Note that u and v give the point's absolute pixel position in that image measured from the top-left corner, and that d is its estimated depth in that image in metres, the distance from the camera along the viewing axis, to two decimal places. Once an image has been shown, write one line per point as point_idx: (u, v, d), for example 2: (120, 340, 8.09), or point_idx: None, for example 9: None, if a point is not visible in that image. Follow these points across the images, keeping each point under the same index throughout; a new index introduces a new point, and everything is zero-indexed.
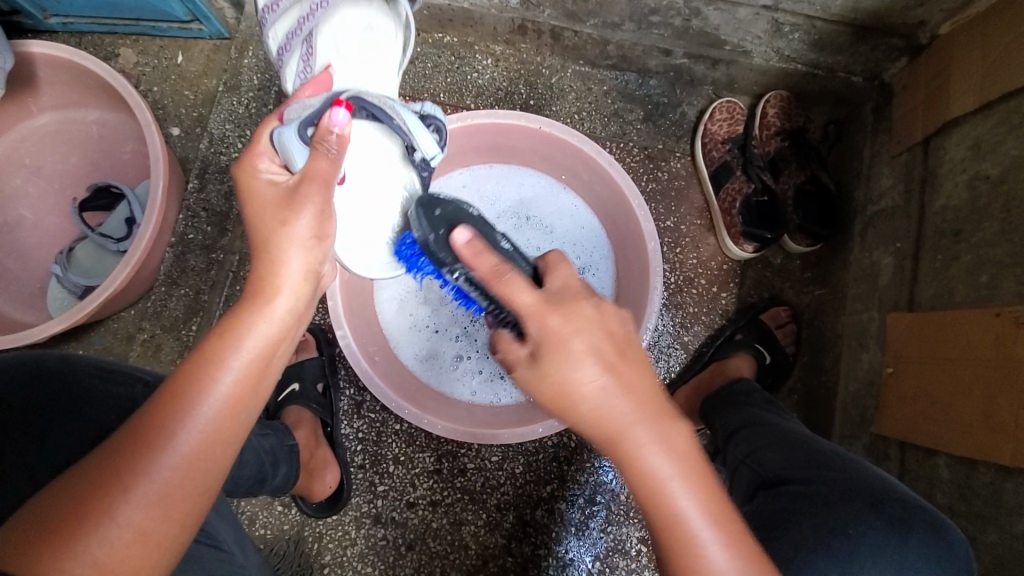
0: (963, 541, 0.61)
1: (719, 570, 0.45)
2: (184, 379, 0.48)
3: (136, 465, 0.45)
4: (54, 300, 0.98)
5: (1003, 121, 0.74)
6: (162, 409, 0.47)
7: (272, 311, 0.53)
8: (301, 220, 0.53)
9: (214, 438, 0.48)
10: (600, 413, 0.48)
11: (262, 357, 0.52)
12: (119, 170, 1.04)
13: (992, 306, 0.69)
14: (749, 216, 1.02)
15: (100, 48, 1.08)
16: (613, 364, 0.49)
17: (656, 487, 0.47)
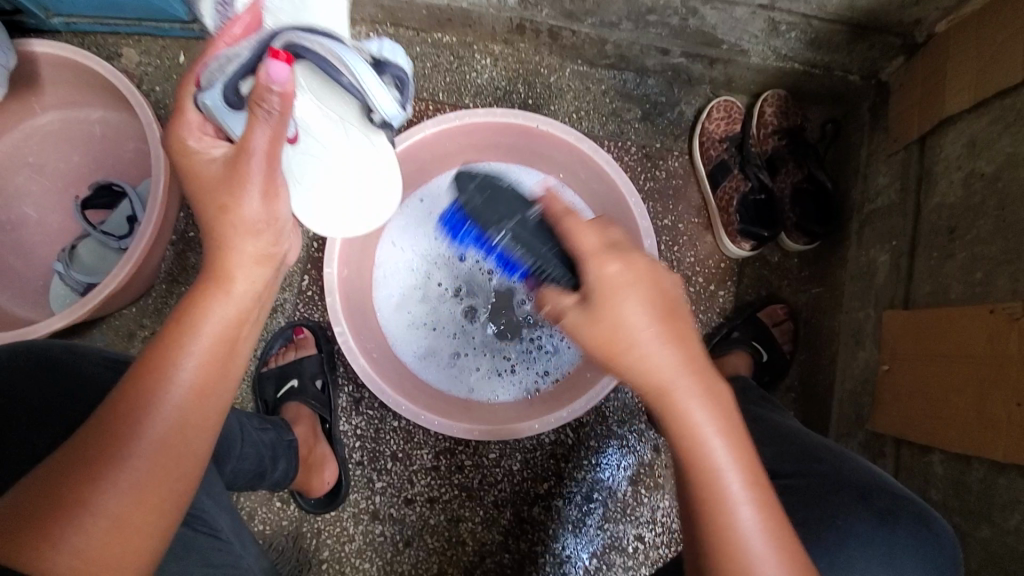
0: (949, 532, 0.62)
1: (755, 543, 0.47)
2: (146, 367, 0.50)
3: (106, 454, 0.46)
4: (57, 296, 0.99)
5: (999, 117, 0.74)
6: (125, 397, 0.49)
7: (229, 295, 0.56)
8: (248, 192, 0.55)
9: (185, 422, 0.50)
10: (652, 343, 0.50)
11: (223, 340, 0.54)
12: (121, 168, 1.05)
13: (987, 303, 0.69)
14: (747, 215, 1.02)
15: (102, 48, 1.09)
16: (658, 321, 0.51)
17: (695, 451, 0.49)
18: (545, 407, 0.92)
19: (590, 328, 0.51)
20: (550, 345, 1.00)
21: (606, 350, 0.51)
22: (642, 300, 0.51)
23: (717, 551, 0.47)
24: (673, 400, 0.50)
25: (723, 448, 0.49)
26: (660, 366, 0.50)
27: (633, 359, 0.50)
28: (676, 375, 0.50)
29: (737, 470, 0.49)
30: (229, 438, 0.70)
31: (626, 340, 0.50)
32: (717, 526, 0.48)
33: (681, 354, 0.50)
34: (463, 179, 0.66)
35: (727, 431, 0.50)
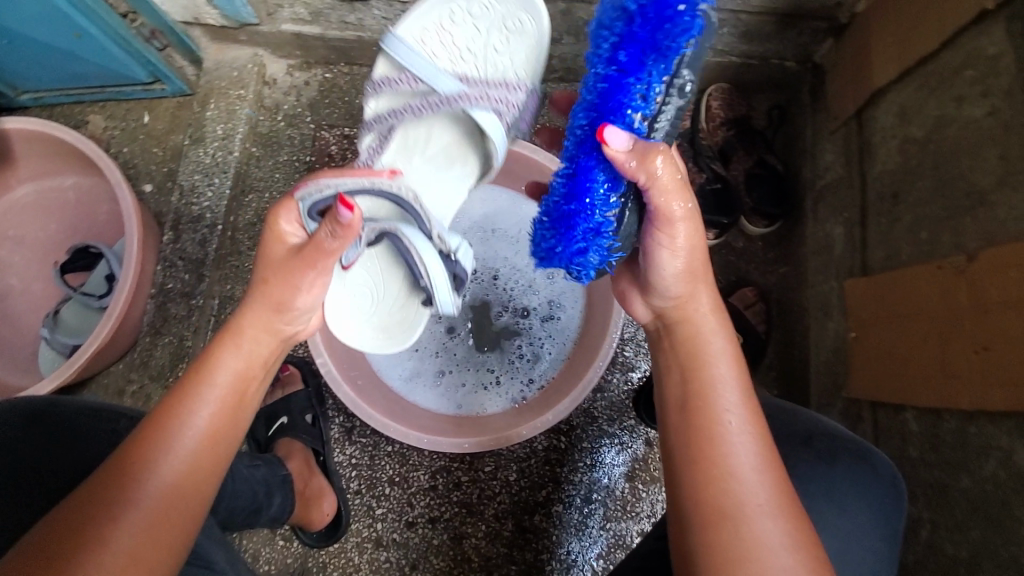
0: (888, 465, 0.65)
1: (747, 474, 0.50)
2: (164, 413, 0.55)
3: (120, 495, 0.49)
4: (43, 362, 1.00)
5: (923, 84, 0.78)
6: (142, 441, 0.52)
7: (239, 349, 0.61)
8: (306, 277, 0.62)
9: (197, 465, 0.54)
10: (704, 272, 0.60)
11: (236, 390, 0.59)
12: (97, 230, 1.08)
13: (935, 259, 0.72)
14: (705, 205, 1.04)
15: (70, 118, 1.13)
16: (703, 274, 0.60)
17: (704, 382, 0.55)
18: (533, 414, 0.94)
19: (689, 230, 0.57)
20: (531, 353, 1.02)
21: (683, 261, 0.58)
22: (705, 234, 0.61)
23: (705, 489, 0.50)
24: (708, 326, 0.59)
25: (736, 388, 0.55)
26: (703, 297, 0.60)
27: (697, 279, 0.59)
28: (714, 307, 0.60)
29: (743, 409, 0.53)
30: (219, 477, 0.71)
31: (694, 261, 0.58)
32: (711, 457, 0.51)
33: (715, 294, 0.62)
34: (701, 34, 0.52)
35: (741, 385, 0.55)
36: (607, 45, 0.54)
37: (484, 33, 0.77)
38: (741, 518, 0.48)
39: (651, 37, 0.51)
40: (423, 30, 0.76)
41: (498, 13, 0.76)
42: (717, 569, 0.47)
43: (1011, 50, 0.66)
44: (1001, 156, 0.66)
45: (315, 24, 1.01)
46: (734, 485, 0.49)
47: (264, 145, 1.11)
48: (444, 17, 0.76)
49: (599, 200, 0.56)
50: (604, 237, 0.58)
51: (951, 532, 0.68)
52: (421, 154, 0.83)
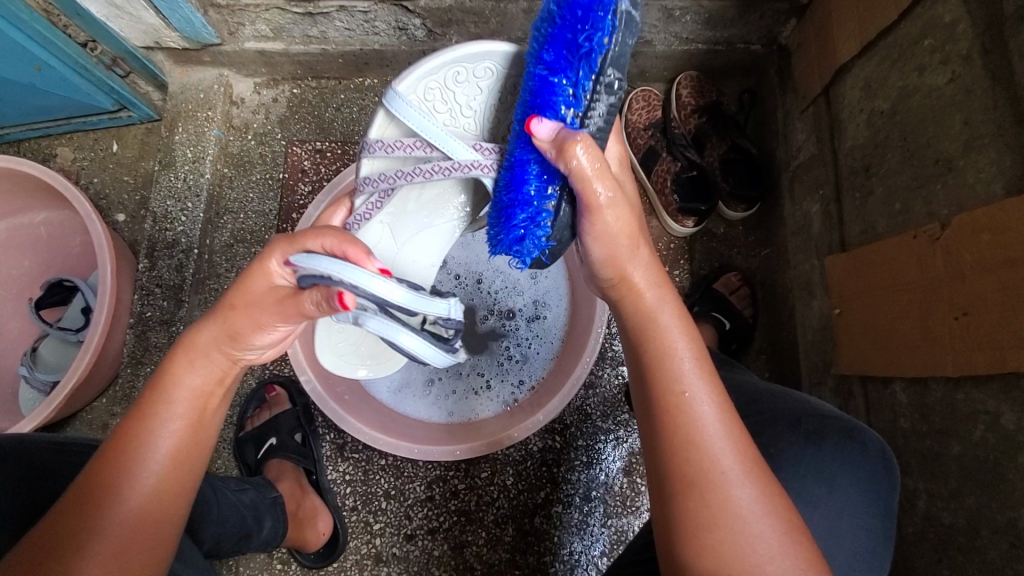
0: (878, 440, 0.65)
1: (709, 449, 0.50)
2: (121, 438, 0.53)
3: (88, 521, 0.48)
4: (25, 401, 0.99)
5: (885, 57, 0.78)
6: (102, 467, 0.51)
7: (195, 368, 0.57)
8: (275, 320, 0.58)
9: (164, 487, 0.53)
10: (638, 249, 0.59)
11: (196, 411, 0.57)
12: (72, 263, 1.06)
13: (910, 229, 0.72)
14: (683, 193, 1.05)
15: (37, 152, 1.11)
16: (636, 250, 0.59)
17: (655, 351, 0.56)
18: (525, 414, 0.93)
19: (617, 217, 0.57)
20: (519, 354, 1.01)
21: (610, 244, 0.58)
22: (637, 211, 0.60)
23: (676, 459, 0.51)
24: (647, 300, 0.58)
25: (688, 354, 0.55)
26: (639, 272, 0.59)
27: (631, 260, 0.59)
28: (654, 281, 0.59)
29: (698, 377, 0.54)
30: (206, 504, 0.70)
31: (625, 240, 0.58)
32: (676, 427, 0.51)
33: (654, 269, 0.60)
34: (626, 32, 0.53)
35: (698, 360, 0.55)
36: (537, 47, 0.57)
37: (485, 95, 0.75)
38: (709, 486, 0.49)
39: (574, 33, 0.54)
40: (425, 90, 0.73)
41: (500, 74, 0.73)
42: (693, 538, 0.48)
43: (967, 16, 0.66)
44: (965, 121, 0.66)
45: (278, 39, 1.00)
46: (695, 453, 0.50)
47: (236, 165, 1.10)
48: (448, 78, 0.73)
49: (534, 192, 0.58)
50: (543, 228, 0.59)
51: (947, 502, 0.68)
52: (417, 202, 0.77)
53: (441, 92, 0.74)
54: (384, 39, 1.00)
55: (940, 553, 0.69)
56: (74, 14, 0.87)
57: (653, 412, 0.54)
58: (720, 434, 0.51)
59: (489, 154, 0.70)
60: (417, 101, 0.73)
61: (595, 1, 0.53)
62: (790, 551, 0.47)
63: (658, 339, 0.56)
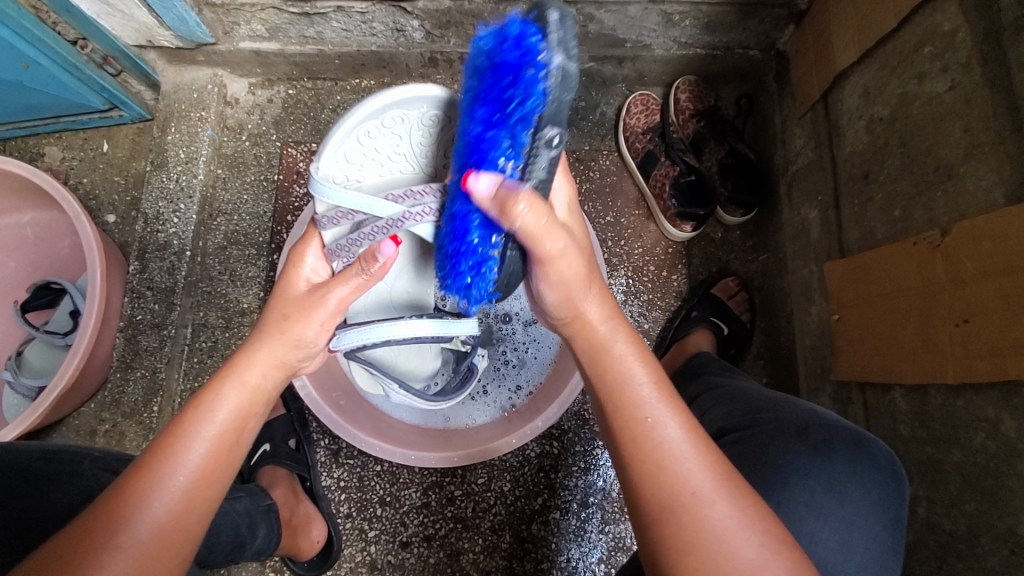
0: (884, 449, 0.65)
1: (687, 475, 0.49)
2: (153, 455, 0.51)
3: (109, 539, 0.46)
4: (8, 406, 0.96)
5: (884, 64, 0.78)
6: (130, 484, 0.49)
7: (242, 383, 0.57)
8: (319, 315, 0.62)
9: (188, 507, 0.51)
10: (589, 282, 0.58)
11: (233, 430, 0.55)
12: (59, 265, 1.04)
13: (910, 236, 0.72)
14: (682, 197, 1.05)
15: (25, 151, 1.09)
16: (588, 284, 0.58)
17: (616, 378, 0.55)
18: (524, 420, 0.93)
19: (569, 264, 0.56)
20: (516, 359, 1.00)
21: (563, 287, 0.57)
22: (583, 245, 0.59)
23: (650, 486, 0.50)
24: (600, 332, 0.58)
25: (645, 377, 0.55)
26: (592, 304, 0.58)
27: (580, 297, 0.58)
28: (605, 312, 0.59)
29: (661, 401, 0.53)
30: None
31: (576, 281, 0.57)
32: (647, 455, 0.51)
33: (604, 298, 0.60)
34: (561, 89, 0.49)
35: (658, 385, 0.55)
36: (472, 104, 0.56)
37: (406, 136, 0.71)
38: (682, 510, 0.48)
39: (505, 92, 0.52)
40: (341, 158, 0.69)
41: (412, 115, 0.70)
42: (677, 560, 0.47)
43: (966, 25, 0.66)
44: (965, 129, 0.66)
45: (274, 39, 0.99)
46: (666, 478, 0.49)
47: (229, 166, 1.08)
48: (359, 137, 0.69)
49: (476, 242, 0.57)
50: (487, 275, 0.60)
51: (947, 509, 0.68)
52: None
53: (360, 152, 0.70)
54: (381, 40, 0.99)
55: (940, 560, 0.69)
56: (64, 11, 0.85)
57: (620, 441, 0.53)
58: (690, 456, 0.50)
59: (423, 199, 0.65)
60: (338, 169, 0.70)
61: (525, 61, 0.50)
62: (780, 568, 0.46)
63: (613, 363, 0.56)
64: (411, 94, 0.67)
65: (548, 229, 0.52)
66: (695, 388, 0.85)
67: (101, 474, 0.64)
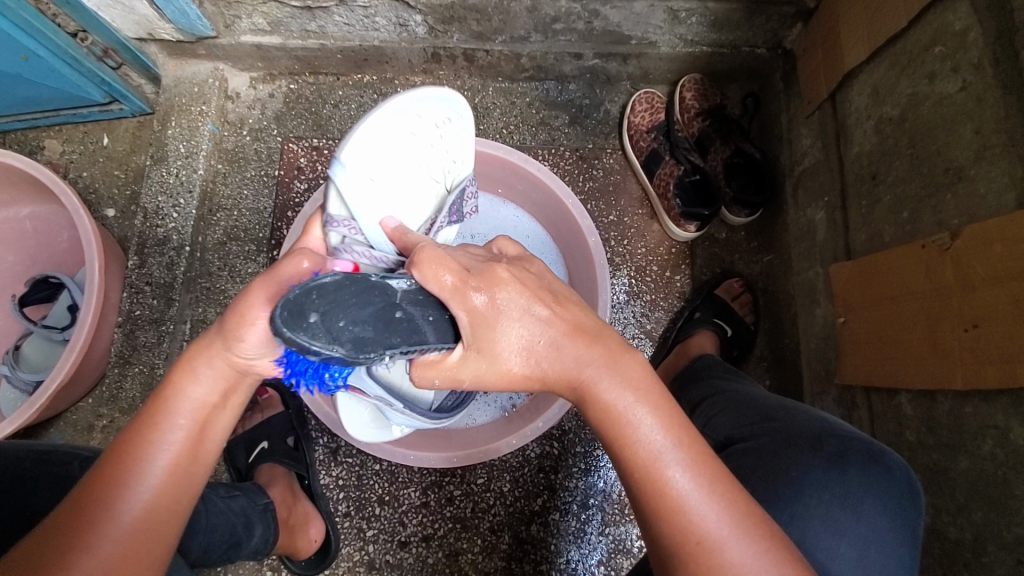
0: (904, 466, 0.64)
1: (700, 520, 0.46)
2: (119, 453, 0.50)
3: (79, 542, 0.46)
4: (5, 401, 0.96)
5: (894, 63, 0.77)
6: (98, 486, 0.49)
7: (196, 377, 0.53)
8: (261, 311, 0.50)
9: (158, 508, 0.50)
10: (573, 353, 0.52)
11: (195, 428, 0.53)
12: (58, 259, 1.03)
13: (918, 239, 0.71)
14: (686, 198, 1.04)
15: (24, 144, 1.08)
16: (555, 348, 0.52)
17: (617, 417, 0.50)
18: (524, 421, 0.92)
19: (515, 352, 0.52)
20: None
21: (528, 375, 0.53)
22: (555, 330, 0.52)
23: (666, 530, 0.47)
24: (585, 381, 0.51)
25: (644, 409, 0.50)
26: (578, 356, 0.52)
27: (568, 367, 0.52)
28: (602, 360, 0.52)
29: (669, 437, 0.49)
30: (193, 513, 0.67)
31: (535, 364, 0.53)
32: (657, 495, 0.48)
33: (593, 347, 0.52)
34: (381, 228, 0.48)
35: (659, 415, 0.50)
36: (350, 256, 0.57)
37: (417, 139, 0.72)
38: (702, 557, 0.46)
39: None
40: (363, 145, 0.66)
41: (426, 114, 0.72)
42: None
43: (978, 25, 0.65)
44: (976, 131, 0.65)
45: (275, 33, 0.98)
46: (674, 524, 0.47)
47: (230, 161, 1.07)
48: (380, 128, 0.67)
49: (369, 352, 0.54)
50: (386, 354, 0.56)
51: (953, 516, 0.67)
52: None
53: (377, 145, 0.68)
54: (384, 35, 0.98)
55: (945, 567, 0.68)
56: (62, 3, 0.84)
57: (628, 480, 0.50)
58: (701, 498, 0.47)
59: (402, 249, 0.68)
60: (357, 159, 0.66)
61: None
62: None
63: (604, 400, 0.51)
64: (428, 93, 0.71)
65: (472, 365, 0.52)
66: (698, 391, 0.84)
67: None
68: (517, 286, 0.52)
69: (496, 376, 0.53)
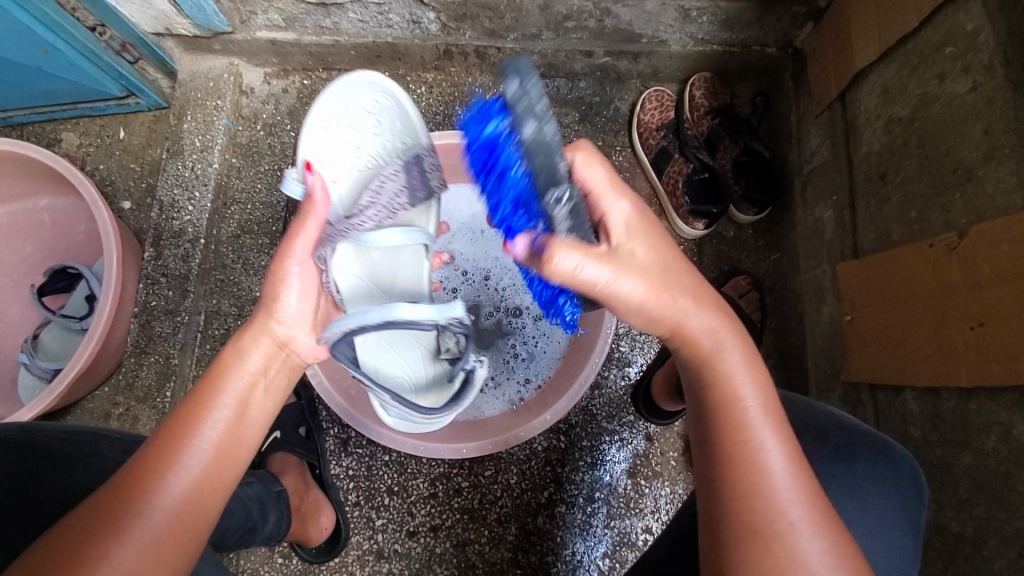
0: (908, 459, 0.65)
1: (781, 488, 0.49)
2: (162, 439, 0.52)
3: (130, 507, 0.48)
4: (24, 388, 0.97)
5: (905, 63, 0.77)
6: (139, 469, 0.50)
7: (243, 364, 0.57)
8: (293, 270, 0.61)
9: (205, 481, 0.51)
10: (690, 293, 0.55)
11: (242, 406, 0.56)
12: (75, 250, 1.05)
13: (925, 238, 0.72)
14: (695, 195, 1.05)
15: (41, 137, 1.10)
16: (672, 292, 0.55)
17: (721, 384, 0.54)
18: (532, 414, 0.93)
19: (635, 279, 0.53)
20: (526, 352, 1.01)
21: (643, 312, 0.55)
22: (678, 271, 0.55)
23: (742, 499, 0.49)
24: (705, 346, 0.55)
25: (750, 384, 0.54)
26: (696, 320, 0.55)
27: (679, 311, 0.55)
28: (712, 320, 0.56)
29: (767, 424, 0.52)
30: None
31: (655, 297, 0.54)
32: (746, 456, 0.50)
33: (705, 303, 0.56)
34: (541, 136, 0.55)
35: (764, 402, 0.53)
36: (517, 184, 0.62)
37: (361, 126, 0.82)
38: (773, 536, 0.47)
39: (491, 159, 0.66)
40: (314, 160, 0.80)
41: (359, 103, 0.81)
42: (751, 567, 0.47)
43: (989, 26, 0.65)
44: (986, 131, 0.66)
45: (290, 29, 0.99)
46: (760, 502, 0.48)
47: (244, 156, 1.09)
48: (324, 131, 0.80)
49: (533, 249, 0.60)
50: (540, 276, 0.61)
51: (956, 512, 0.68)
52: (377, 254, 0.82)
53: (325, 143, 0.81)
54: (397, 32, 0.99)
55: (947, 562, 0.69)
56: None
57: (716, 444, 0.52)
58: (785, 473, 0.50)
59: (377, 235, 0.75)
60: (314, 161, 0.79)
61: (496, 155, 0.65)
62: (816, 531, 0.47)
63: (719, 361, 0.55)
64: (348, 85, 0.80)
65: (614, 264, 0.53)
66: None
67: (118, 457, 0.65)
68: (639, 218, 0.56)
69: (611, 290, 0.53)
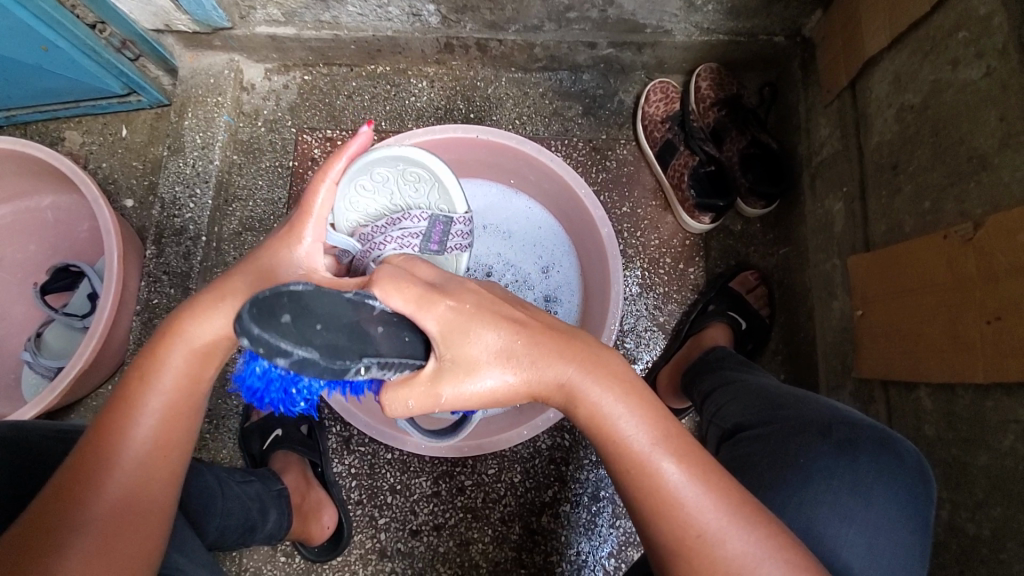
0: (913, 450, 0.63)
1: (695, 512, 0.45)
2: (100, 431, 0.53)
3: (66, 518, 0.49)
4: (28, 387, 0.98)
5: (917, 49, 0.75)
6: (82, 462, 0.52)
7: (186, 344, 0.55)
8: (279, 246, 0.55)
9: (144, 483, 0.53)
10: (532, 357, 0.49)
11: (180, 400, 0.56)
12: (78, 248, 1.05)
13: (939, 229, 0.70)
14: (701, 188, 1.03)
15: (45, 136, 1.10)
16: (509, 368, 0.49)
17: (598, 422, 0.49)
18: (534, 411, 0.91)
19: (478, 386, 0.48)
20: None
21: (500, 399, 0.51)
22: (519, 338, 0.49)
23: (656, 529, 0.47)
24: (562, 395, 0.50)
25: (626, 412, 0.48)
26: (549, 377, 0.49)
27: (532, 385, 0.50)
28: (569, 369, 0.49)
29: (654, 448, 0.47)
30: (208, 496, 0.68)
31: (501, 386, 0.49)
32: (643, 491, 0.47)
33: (563, 350, 0.50)
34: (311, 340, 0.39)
35: (640, 415, 0.48)
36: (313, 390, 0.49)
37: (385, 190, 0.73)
38: (694, 552, 0.45)
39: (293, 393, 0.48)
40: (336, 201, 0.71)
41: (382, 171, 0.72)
42: None
43: (1003, 9, 0.63)
44: (1001, 118, 0.63)
45: (290, 24, 0.99)
46: (670, 525, 0.46)
47: (245, 152, 1.08)
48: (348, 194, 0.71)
49: None
50: None
51: (972, 512, 0.65)
52: None
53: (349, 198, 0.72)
54: (397, 25, 0.98)
55: (962, 564, 0.66)
56: None
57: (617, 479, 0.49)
58: (691, 490, 0.46)
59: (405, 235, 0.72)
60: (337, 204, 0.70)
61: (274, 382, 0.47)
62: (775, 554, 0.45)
63: (588, 403, 0.49)
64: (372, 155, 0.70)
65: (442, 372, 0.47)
66: (709, 382, 0.83)
67: None
68: (457, 311, 0.48)
69: (456, 399, 0.48)
